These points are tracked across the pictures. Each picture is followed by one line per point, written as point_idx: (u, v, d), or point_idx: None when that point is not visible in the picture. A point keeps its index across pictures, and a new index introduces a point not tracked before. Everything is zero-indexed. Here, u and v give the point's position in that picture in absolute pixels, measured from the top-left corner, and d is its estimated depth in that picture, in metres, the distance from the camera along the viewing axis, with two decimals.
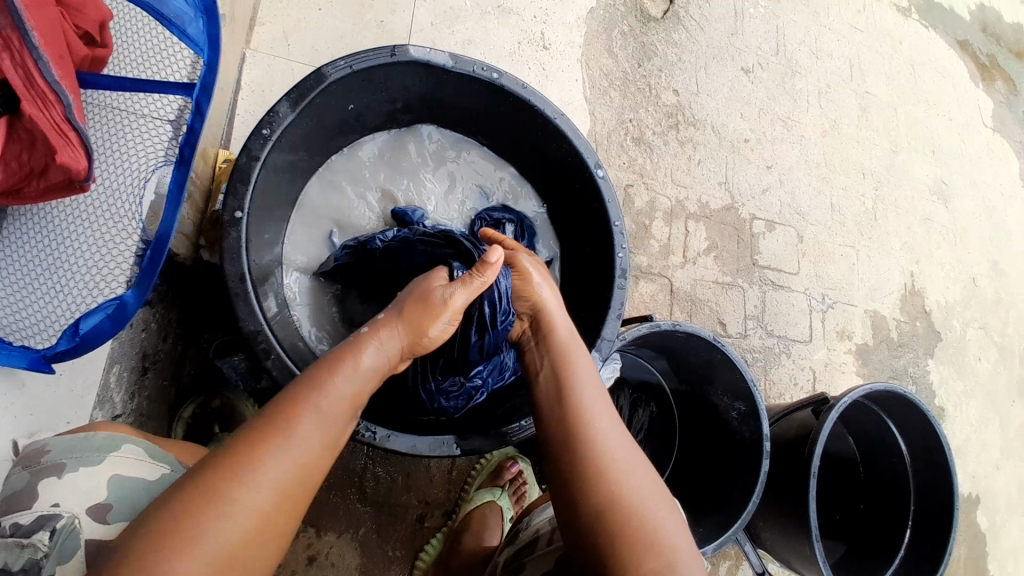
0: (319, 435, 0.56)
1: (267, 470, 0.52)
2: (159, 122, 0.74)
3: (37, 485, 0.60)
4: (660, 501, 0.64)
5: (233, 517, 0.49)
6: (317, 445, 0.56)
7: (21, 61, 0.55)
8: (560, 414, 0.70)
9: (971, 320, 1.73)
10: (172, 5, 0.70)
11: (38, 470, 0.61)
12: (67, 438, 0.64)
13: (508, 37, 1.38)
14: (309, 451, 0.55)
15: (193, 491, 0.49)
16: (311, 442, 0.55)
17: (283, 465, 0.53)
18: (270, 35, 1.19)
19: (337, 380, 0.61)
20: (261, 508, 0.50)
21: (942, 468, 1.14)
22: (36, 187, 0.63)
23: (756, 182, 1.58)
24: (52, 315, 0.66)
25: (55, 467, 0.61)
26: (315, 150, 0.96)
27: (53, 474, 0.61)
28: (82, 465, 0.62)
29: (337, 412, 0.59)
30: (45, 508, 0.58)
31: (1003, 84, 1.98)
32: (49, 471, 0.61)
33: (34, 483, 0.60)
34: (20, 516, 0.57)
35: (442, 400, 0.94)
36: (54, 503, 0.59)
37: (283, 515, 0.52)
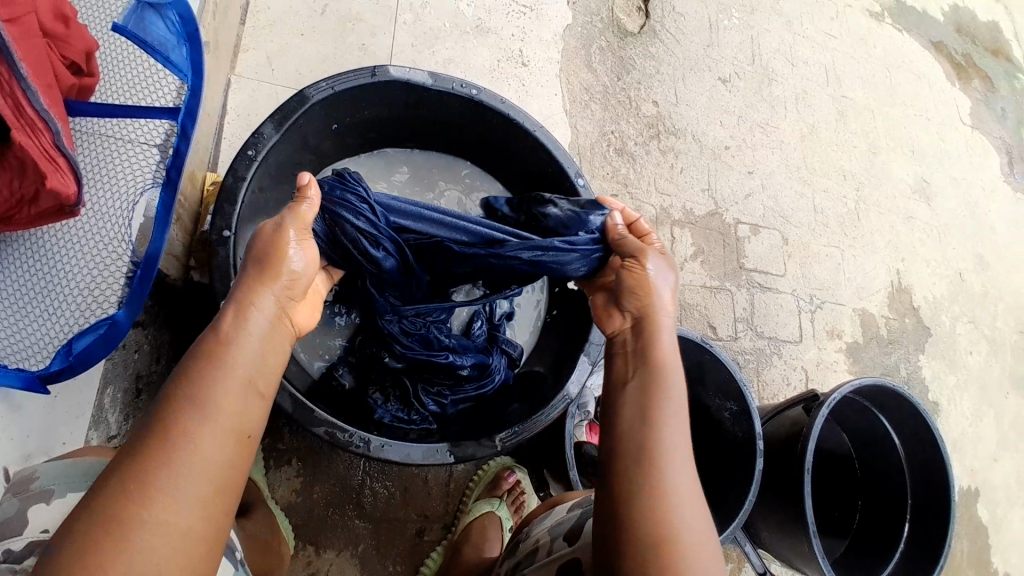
0: (219, 427, 0.53)
1: (173, 478, 0.49)
2: (148, 148, 0.76)
3: (26, 512, 0.59)
4: (696, 517, 0.62)
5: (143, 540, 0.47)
6: (225, 439, 0.53)
7: (10, 91, 0.58)
8: (632, 423, 0.68)
9: (959, 315, 1.75)
10: (157, 34, 0.75)
11: (27, 496, 0.61)
12: (56, 465, 0.65)
13: (488, 55, 1.42)
14: (216, 448, 0.52)
15: (96, 517, 0.46)
16: (217, 438, 0.52)
17: (191, 470, 0.50)
18: (255, 61, 1.21)
19: (220, 360, 0.55)
20: (176, 519, 0.48)
21: (936, 460, 1.15)
22: (26, 214, 0.64)
23: (738, 188, 1.61)
24: (46, 338, 0.68)
25: (42, 494, 0.61)
26: (300, 170, 0.98)
27: (41, 501, 0.61)
28: (70, 490, 0.62)
29: (240, 397, 0.55)
30: (35, 534, 0.58)
31: (979, 83, 2.02)
32: (37, 498, 0.61)
33: (23, 509, 0.60)
34: (11, 542, 0.56)
35: (393, 324, 0.96)
36: (44, 529, 0.59)
37: (206, 519, 0.50)
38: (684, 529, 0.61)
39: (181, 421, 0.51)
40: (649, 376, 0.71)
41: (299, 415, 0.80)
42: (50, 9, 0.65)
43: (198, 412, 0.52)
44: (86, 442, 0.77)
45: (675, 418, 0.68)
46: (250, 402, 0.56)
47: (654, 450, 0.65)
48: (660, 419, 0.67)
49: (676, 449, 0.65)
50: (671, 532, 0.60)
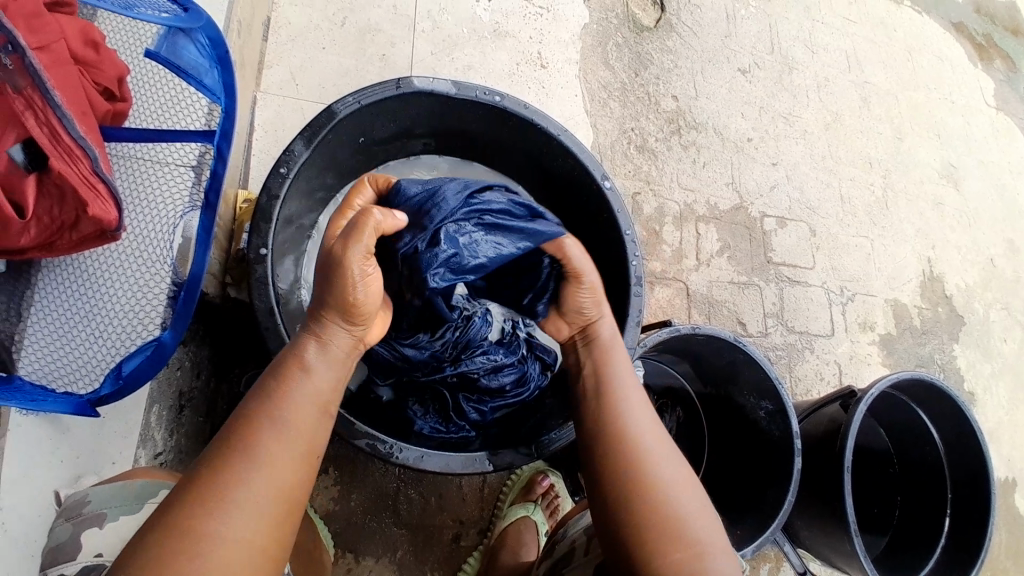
0: (292, 453, 0.57)
1: (240, 491, 0.53)
2: (182, 169, 0.78)
3: (80, 536, 0.63)
4: (701, 517, 0.65)
5: (208, 549, 0.50)
6: (287, 458, 0.56)
7: (45, 119, 0.57)
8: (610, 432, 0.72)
9: (993, 302, 1.71)
10: (188, 57, 0.72)
11: (79, 521, 0.64)
12: (106, 488, 0.67)
13: (507, 59, 1.42)
14: (277, 468, 0.55)
15: (165, 530, 0.50)
16: (282, 458, 0.56)
17: (255, 485, 0.54)
18: (279, 76, 1.22)
19: (301, 388, 0.61)
20: (237, 532, 0.51)
21: (977, 453, 1.13)
22: (68, 240, 0.65)
23: (762, 181, 1.58)
24: (94, 361, 0.70)
25: (95, 518, 0.64)
26: (328, 185, 0.99)
27: (93, 525, 0.64)
28: (121, 514, 0.65)
29: (302, 420, 0.59)
30: (89, 559, 0.62)
31: (1002, 63, 1.97)
32: (90, 521, 0.64)
33: (76, 534, 0.63)
34: (65, 567, 0.60)
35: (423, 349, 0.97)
36: (97, 553, 0.63)
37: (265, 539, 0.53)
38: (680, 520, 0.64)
39: (262, 443, 0.56)
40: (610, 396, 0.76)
41: (340, 427, 0.81)
42: (80, 36, 0.66)
43: (264, 429, 0.57)
44: (135, 460, 0.79)
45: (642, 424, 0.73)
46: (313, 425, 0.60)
47: (638, 467, 0.67)
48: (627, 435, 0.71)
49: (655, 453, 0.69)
50: (675, 523, 0.64)
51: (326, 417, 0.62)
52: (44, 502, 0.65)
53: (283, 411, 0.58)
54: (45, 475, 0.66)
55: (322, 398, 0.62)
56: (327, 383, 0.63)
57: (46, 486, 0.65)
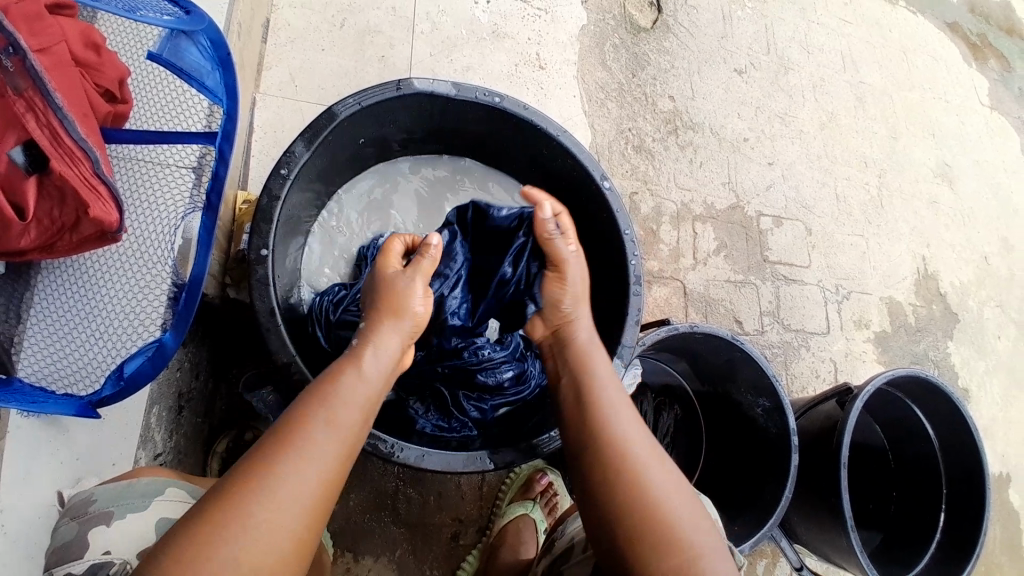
0: (333, 445, 0.62)
1: (287, 482, 0.57)
2: (183, 171, 0.79)
3: (87, 535, 0.62)
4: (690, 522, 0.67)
5: (257, 532, 0.53)
6: (330, 456, 0.61)
7: (46, 122, 0.57)
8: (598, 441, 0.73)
9: (986, 299, 1.73)
10: (190, 59, 0.72)
11: (85, 520, 0.63)
12: (110, 487, 0.66)
13: (505, 59, 1.42)
14: (321, 464, 0.60)
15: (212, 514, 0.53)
16: (326, 455, 0.60)
17: (299, 477, 0.57)
18: (278, 78, 1.23)
19: (345, 390, 0.67)
20: (280, 521, 0.55)
21: (971, 449, 1.13)
22: (68, 241, 0.66)
23: (759, 180, 1.59)
24: (95, 362, 0.70)
25: (102, 516, 0.63)
26: (328, 186, 0.99)
27: (101, 523, 0.63)
28: (127, 512, 0.64)
29: (347, 418, 0.64)
30: (97, 556, 0.61)
31: (996, 63, 1.99)
32: (97, 520, 0.63)
33: (83, 533, 0.62)
34: (73, 566, 0.60)
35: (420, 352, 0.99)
36: (105, 551, 0.62)
37: (304, 532, 0.56)
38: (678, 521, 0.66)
39: (307, 434, 0.61)
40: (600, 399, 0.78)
41: None
42: (80, 38, 0.66)
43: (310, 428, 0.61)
44: (136, 461, 0.80)
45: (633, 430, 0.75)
46: (355, 423, 0.65)
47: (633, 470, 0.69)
48: (615, 437, 0.72)
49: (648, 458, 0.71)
50: (667, 527, 0.65)
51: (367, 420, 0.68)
52: (45, 503, 0.65)
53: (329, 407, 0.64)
54: (46, 476, 0.66)
55: (366, 401, 0.68)
56: (371, 390, 0.70)
57: (47, 487, 0.66)
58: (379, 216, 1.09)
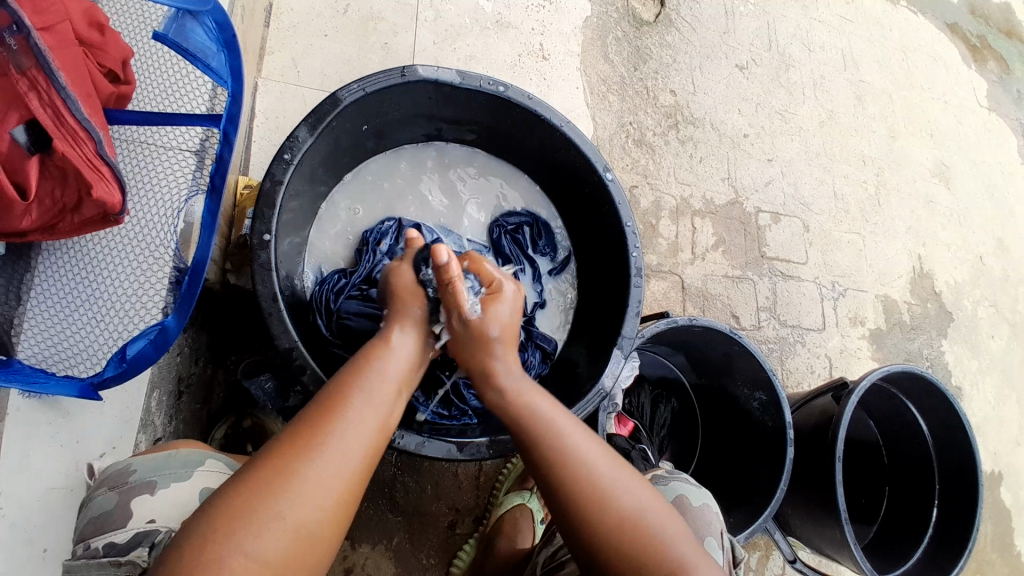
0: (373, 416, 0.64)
1: (331, 449, 0.58)
2: (185, 154, 0.78)
3: (129, 504, 0.62)
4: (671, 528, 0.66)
5: (304, 494, 0.55)
6: (368, 427, 0.62)
7: (48, 100, 0.57)
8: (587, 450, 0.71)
9: (980, 298, 1.74)
10: (195, 40, 0.71)
11: (125, 490, 0.63)
12: (152, 458, 0.67)
13: (508, 50, 1.42)
14: (363, 435, 0.61)
15: (264, 477, 0.54)
16: (366, 432, 0.62)
17: (342, 445, 0.59)
18: (280, 63, 1.22)
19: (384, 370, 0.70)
20: (327, 485, 0.56)
21: (964, 447, 1.15)
22: (70, 222, 0.65)
23: (758, 176, 1.60)
24: (98, 344, 0.70)
25: (146, 485, 0.64)
26: (330, 172, 0.99)
27: (145, 492, 0.63)
28: (172, 482, 0.65)
29: (387, 397, 0.67)
30: (141, 525, 0.62)
31: (995, 64, 1.99)
32: (139, 489, 0.63)
33: (124, 502, 0.62)
34: (115, 535, 0.60)
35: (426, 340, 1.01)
36: (150, 519, 0.62)
37: (342, 504, 0.57)
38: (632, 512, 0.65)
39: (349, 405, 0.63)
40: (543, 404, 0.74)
41: None
42: (84, 18, 0.65)
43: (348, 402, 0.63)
44: (136, 445, 0.80)
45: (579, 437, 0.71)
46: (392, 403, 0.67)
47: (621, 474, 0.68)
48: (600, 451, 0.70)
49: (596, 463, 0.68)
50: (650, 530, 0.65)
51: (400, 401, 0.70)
52: (44, 484, 0.65)
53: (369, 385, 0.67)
54: (46, 457, 0.65)
55: (399, 383, 0.70)
56: (404, 374, 0.72)
57: (46, 468, 0.65)
58: (381, 204, 1.09)
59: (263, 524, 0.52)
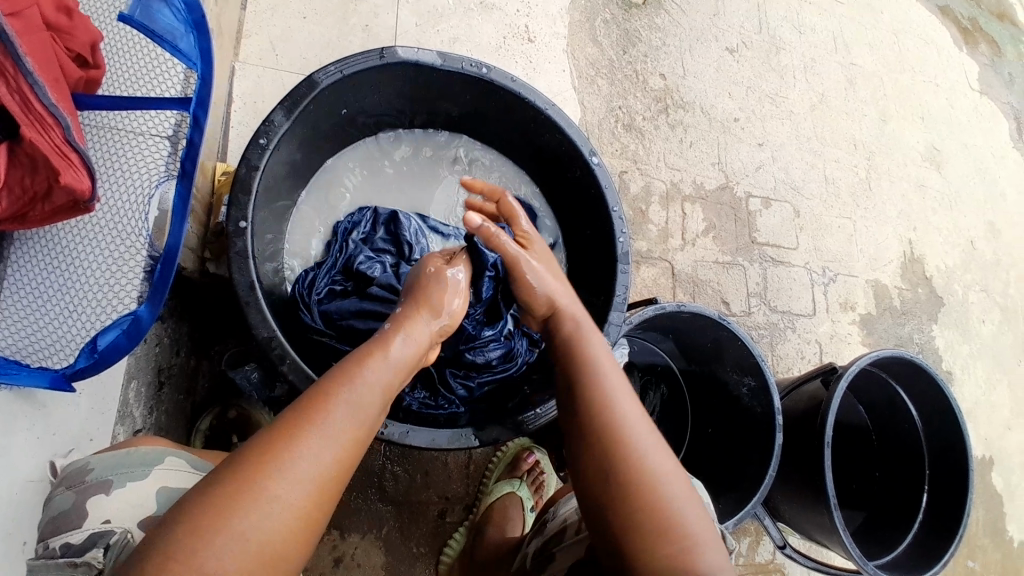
0: (351, 423, 0.60)
1: (301, 463, 0.55)
2: (158, 139, 0.75)
3: (84, 504, 0.60)
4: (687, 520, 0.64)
5: (270, 512, 0.53)
6: (346, 439, 0.59)
7: (16, 86, 0.55)
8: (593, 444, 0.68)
9: (972, 283, 1.74)
10: (162, 21, 0.68)
11: (83, 489, 0.61)
12: (110, 455, 0.64)
13: (493, 32, 1.39)
14: (338, 446, 0.58)
15: (228, 492, 0.52)
16: (340, 439, 0.59)
17: (313, 457, 0.56)
18: (258, 46, 1.19)
19: (371, 369, 0.66)
20: (290, 500, 0.54)
21: (955, 431, 1.15)
22: (41, 211, 0.63)
23: (749, 161, 1.58)
24: (70, 335, 0.67)
25: (101, 485, 0.61)
26: (309, 158, 0.97)
27: (99, 492, 0.61)
28: (127, 480, 0.62)
29: (370, 401, 0.63)
30: (96, 525, 0.59)
31: (987, 47, 1.98)
32: (95, 489, 0.61)
33: (81, 502, 0.61)
34: (70, 537, 0.58)
35: None
36: (105, 520, 0.60)
37: (310, 514, 0.55)
38: (650, 525, 0.63)
39: (328, 412, 0.59)
40: (591, 381, 0.73)
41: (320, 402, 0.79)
42: (52, 1, 0.63)
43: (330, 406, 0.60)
44: (114, 437, 0.78)
45: (634, 416, 0.70)
46: (377, 405, 0.64)
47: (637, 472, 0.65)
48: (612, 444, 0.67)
49: (647, 447, 0.67)
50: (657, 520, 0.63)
51: (387, 405, 0.66)
52: (17, 479, 0.64)
53: (354, 386, 0.63)
54: (20, 451, 0.64)
55: (387, 385, 0.66)
56: (395, 374, 0.68)
57: (19, 461, 0.64)
58: (362, 190, 1.07)
59: (227, 542, 0.50)
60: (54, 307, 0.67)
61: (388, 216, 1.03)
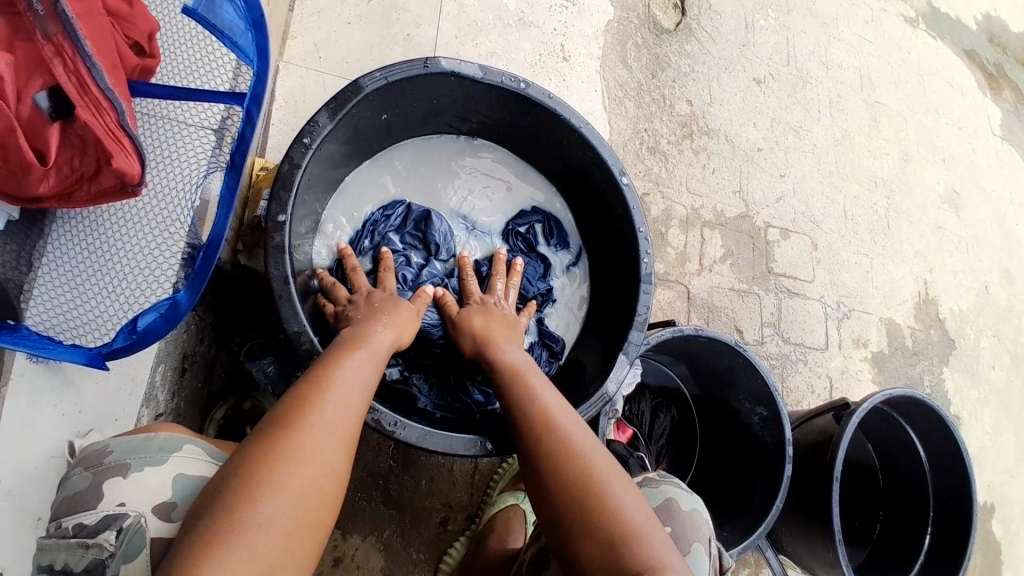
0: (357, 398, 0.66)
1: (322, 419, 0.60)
2: (206, 131, 0.77)
3: (101, 485, 0.61)
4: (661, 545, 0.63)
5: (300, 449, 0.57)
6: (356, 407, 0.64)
7: (73, 68, 0.56)
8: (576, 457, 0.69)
9: (984, 328, 1.74)
10: (224, 17, 0.70)
11: (101, 470, 0.61)
12: (128, 440, 0.64)
13: (530, 49, 1.42)
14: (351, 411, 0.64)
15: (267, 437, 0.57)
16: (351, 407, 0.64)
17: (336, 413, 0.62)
18: (303, 47, 1.22)
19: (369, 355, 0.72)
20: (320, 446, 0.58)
21: (960, 471, 1.15)
22: (87, 191, 0.65)
23: (769, 191, 1.60)
24: (105, 315, 0.68)
25: (118, 467, 0.62)
26: (347, 159, 0.98)
27: (117, 474, 0.61)
28: (144, 465, 0.62)
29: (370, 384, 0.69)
30: (111, 508, 0.59)
31: (1010, 95, 2.00)
32: (112, 472, 0.61)
33: (98, 483, 0.61)
34: (85, 517, 0.59)
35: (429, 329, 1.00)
36: (120, 502, 0.60)
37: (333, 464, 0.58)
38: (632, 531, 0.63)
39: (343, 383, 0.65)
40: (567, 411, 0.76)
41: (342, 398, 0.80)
42: None
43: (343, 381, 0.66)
44: (139, 418, 0.79)
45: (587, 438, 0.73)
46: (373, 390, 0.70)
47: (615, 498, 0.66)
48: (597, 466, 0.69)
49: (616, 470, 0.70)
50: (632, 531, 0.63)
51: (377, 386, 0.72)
52: (43, 454, 0.65)
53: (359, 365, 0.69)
54: (49, 425, 0.65)
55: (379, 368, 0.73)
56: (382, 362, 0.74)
57: (48, 434, 0.65)
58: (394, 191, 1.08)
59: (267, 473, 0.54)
60: (92, 281, 0.68)
61: (420, 214, 1.07)
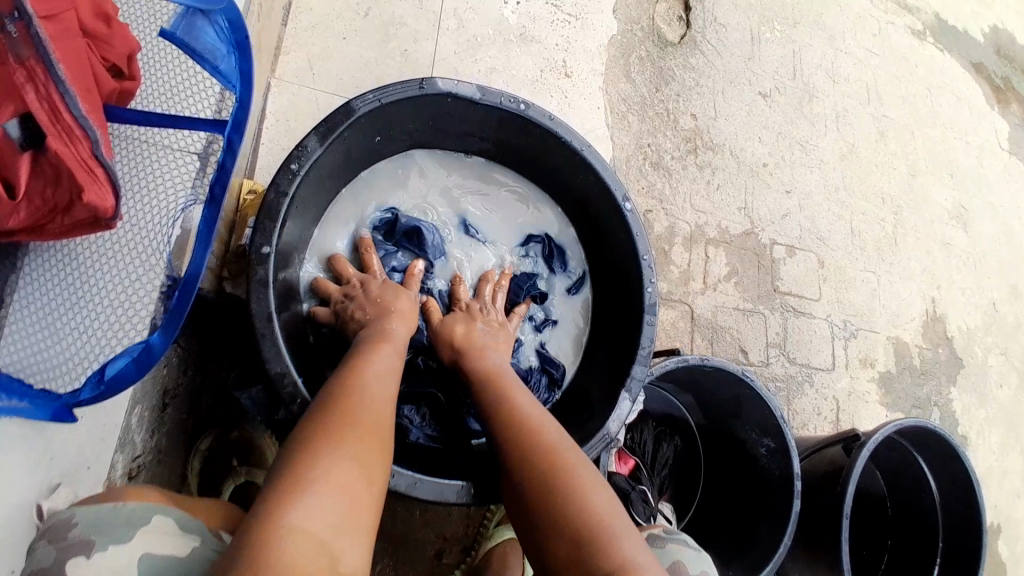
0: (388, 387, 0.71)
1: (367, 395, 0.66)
2: (184, 159, 0.74)
3: (63, 565, 0.53)
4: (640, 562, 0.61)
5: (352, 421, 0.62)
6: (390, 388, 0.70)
7: (45, 94, 0.52)
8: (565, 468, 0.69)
9: (992, 346, 1.70)
10: (204, 40, 0.67)
11: (64, 547, 0.54)
12: (98, 509, 0.57)
13: (531, 64, 1.38)
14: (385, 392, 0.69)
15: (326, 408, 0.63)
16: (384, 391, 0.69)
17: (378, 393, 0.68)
18: (295, 64, 1.18)
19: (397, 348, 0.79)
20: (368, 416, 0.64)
21: (972, 502, 1.11)
22: (60, 224, 0.60)
23: (775, 208, 1.56)
24: (76, 357, 0.63)
25: (83, 544, 0.54)
26: (338, 182, 0.95)
27: (80, 553, 0.54)
28: (110, 542, 0.55)
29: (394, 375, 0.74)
30: None
31: (1018, 107, 1.96)
32: (76, 549, 0.54)
33: (60, 561, 0.53)
34: None
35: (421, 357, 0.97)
36: None
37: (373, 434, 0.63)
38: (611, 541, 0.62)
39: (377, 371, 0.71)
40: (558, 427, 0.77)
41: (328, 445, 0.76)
42: (91, 7, 0.61)
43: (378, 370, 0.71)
44: (112, 467, 0.75)
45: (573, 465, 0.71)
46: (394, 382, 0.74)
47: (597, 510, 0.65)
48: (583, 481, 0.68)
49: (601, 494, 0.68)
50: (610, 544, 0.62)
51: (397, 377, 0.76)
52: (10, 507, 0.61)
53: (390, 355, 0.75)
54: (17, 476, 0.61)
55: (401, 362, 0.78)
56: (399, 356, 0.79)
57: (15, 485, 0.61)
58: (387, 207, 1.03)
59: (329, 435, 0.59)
60: (67, 318, 0.64)
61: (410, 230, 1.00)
